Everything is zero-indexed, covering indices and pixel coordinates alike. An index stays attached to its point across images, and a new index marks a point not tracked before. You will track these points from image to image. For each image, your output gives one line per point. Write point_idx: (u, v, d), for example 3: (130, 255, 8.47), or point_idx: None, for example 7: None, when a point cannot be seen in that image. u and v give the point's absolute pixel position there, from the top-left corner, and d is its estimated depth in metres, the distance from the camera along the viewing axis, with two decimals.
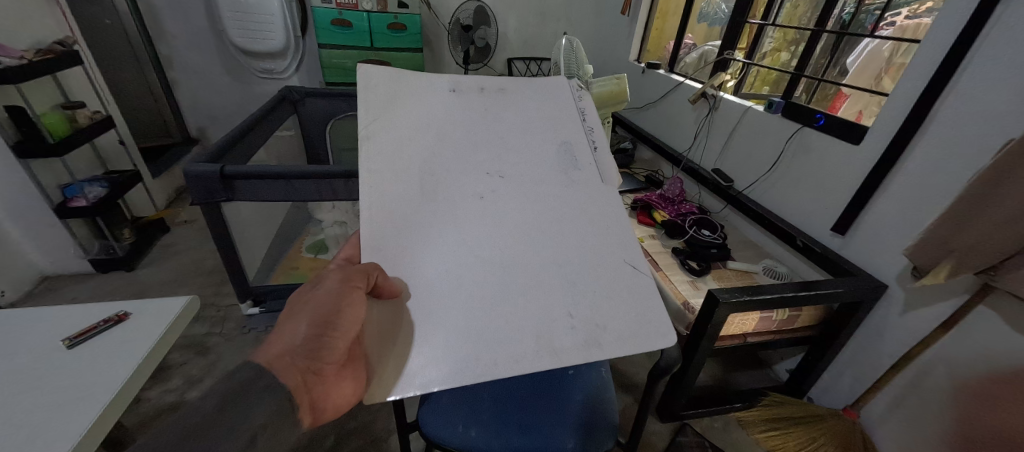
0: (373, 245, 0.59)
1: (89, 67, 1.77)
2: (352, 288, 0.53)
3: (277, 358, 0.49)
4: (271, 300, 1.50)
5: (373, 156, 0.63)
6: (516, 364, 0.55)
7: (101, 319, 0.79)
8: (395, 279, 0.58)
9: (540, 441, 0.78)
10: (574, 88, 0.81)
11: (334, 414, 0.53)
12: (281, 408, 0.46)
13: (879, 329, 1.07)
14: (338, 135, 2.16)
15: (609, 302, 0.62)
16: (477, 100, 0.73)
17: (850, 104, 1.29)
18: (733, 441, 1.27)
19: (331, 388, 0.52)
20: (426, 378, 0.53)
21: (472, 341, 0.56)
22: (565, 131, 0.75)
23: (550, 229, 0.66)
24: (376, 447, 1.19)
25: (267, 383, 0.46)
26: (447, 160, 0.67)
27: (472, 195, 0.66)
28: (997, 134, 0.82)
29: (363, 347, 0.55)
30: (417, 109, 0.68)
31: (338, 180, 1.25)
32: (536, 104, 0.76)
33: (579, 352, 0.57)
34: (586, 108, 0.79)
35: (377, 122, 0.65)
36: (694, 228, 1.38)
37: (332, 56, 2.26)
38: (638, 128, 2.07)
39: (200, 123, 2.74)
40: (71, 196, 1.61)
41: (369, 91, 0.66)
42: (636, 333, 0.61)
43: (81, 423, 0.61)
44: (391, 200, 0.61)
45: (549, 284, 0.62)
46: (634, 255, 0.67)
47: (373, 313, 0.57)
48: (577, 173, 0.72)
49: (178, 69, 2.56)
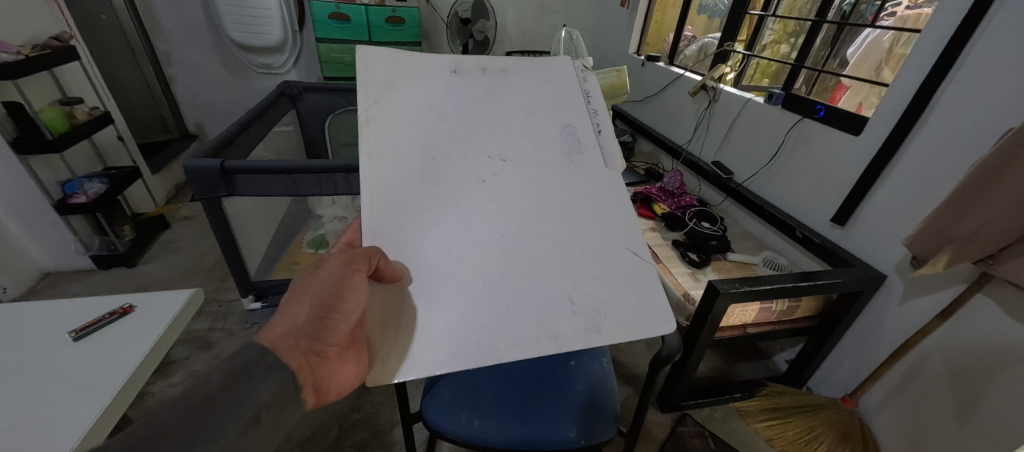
0: (375, 228, 0.59)
1: (87, 63, 1.76)
2: (353, 271, 0.53)
3: (280, 339, 0.49)
4: (272, 295, 1.51)
5: (373, 140, 0.62)
6: (516, 349, 0.57)
7: (106, 312, 0.80)
8: (397, 263, 0.59)
9: (542, 430, 0.79)
10: (579, 69, 0.79)
11: (337, 396, 0.53)
12: (285, 387, 0.45)
13: (878, 318, 1.08)
14: (337, 130, 2.16)
15: (610, 289, 0.63)
16: (479, 82, 0.72)
17: (850, 95, 1.31)
18: (733, 431, 1.27)
19: (334, 370, 0.52)
20: (427, 362, 0.54)
21: (474, 327, 0.57)
22: (569, 113, 0.74)
23: (552, 214, 0.66)
24: (379, 439, 1.20)
25: (272, 363, 0.45)
26: (449, 144, 0.66)
27: (473, 179, 0.66)
28: (997, 123, 0.82)
29: (366, 332, 0.56)
30: (418, 91, 0.67)
31: (338, 174, 1.25)
32: (539, 86, 0.75)
33: (579, 338, 0.59)
34: (592, 89, 0.77)
35: (377, 105, 0.64)
36: (694, 220, 1.39)
37: (329, 50, 2.23)
38: (637, 121, 2.07)
39: (198, 119, 2.73)
40: (71, 192, 1.61)
41: (368, 72, 0.65)
42: (637, 320, 0.62)
43: (89, 413, 0.62)
44: (393, 184, 0.61)
45: (550, 270, 0.62)
46: (636, 242, 0.68)
47: (374, 297, 0.57)
48: (579, 157, 0.71)
49: (176, 65, 2.55)
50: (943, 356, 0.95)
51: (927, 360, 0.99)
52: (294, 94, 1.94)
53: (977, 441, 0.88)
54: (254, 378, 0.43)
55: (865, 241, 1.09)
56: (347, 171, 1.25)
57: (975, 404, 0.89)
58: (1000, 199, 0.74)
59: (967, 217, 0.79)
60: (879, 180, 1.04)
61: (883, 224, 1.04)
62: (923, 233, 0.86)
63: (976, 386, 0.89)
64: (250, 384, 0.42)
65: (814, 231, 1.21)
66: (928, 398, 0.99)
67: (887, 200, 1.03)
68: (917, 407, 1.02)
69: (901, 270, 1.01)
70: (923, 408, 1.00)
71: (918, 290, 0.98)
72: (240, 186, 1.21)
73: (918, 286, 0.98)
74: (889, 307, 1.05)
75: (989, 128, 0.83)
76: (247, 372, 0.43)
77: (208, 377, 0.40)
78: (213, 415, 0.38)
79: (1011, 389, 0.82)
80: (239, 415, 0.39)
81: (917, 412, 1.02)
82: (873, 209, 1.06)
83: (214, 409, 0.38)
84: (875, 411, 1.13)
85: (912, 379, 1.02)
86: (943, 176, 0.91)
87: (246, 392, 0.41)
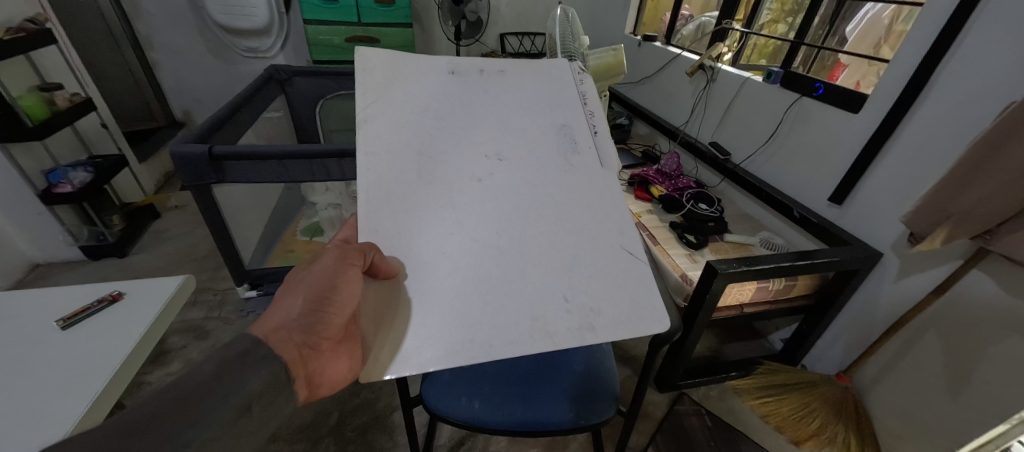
0: (370, 226, 0.59)
1: (65, 46, 1.69)
2: (348, 265, 0.52)
3: (273, 332, 0.47)
4: (269, 283, 1.49)
5: (371, 138, 0.63)
6: (508, 346, 0.56)
7: (95, 300, 0.78)
8: (392, 259, 0.58)
9: (540, 411, 0.80)
10: (574, 71, 0.79)
11: (329, 392, 0.51)
12: (275, 379, 0.43)
13: (872, 296, 1.09)
14: (329, 115, 2.11)
15: (604, 287, 0.62)
16: (475, 82, 0.73)
17: (850, 73, 1.28)
18: (731, 408, 1.29)
19: (326, 364, 0.50)
20: (420, 359, 0.53)
21: (467, 324, 0.57)
22: (565, 114, 0.74)
23: (547, 211, 0.66)
24: (380, 423, 1.20)
25: (264, 354, 0.44)
26: (445, 143, 0.67)
27: (469, 178, 0.65)
28: (996, 98, 0.81)
29: (359, 328, 0.54)
30: (415, 91, 0.68)
31: (331, 159, 1.23)
32: (535, 87, 0.75)
33: (573, 336, 0.58)
34: (587, 91, 0.78)
35: (374, 103, 0.64)
36: (691, 202, 1.39)
37: (318, 32, 2.16)
38: (633, 103, 2.05)
39: (185, 106, 2.67)
40: (55, 182, 1.57)
41: (366, 72, 0.66)
42: (631, 318, 0.61)
43: (82, 400, 0.61)
44: (389, 182, 0.61)
45: (544, 268, 0.62)
46: (631, 241, 0.67)
47: (369, 292, 0.56)
48: (575, 156, 0.71)
49: (160, 50, 2.47)
50: (937, 332, 0.96)
51: (920, 336, 1.00)
52: (283, 78, 1.89)
53: (968, 413, 0.90)
54: (246, 368, 0.42)
55: (863, 220, 1.09)
56: (341, 155, 1.22)
57: (966, 377, 0.90)
58: (999, 175, 0.74)
59: (967, 192, 0.78)
60: (877, 159, 1.04)
61: (880, 203, 1.04)
62: (921, 209, 0.85)
63: (969, 360, 0.90)
64: (242, 372, 0.41)
65: (811, 211, 1.21)
66: (920, 373, 1.01)
67: (884, 178, 1.03)
68: (910, 384, 1.03)
69: (897, 248, 1.02)
70: (917, 384, 1.02)
71: (913, 266, 0.99)
72: (230, 172, 1.18)
73: (914, 263, 0.98)
74: (885, 285, 1.06)
75: (989, 103, 0.82)
76: (239, 362, 0.42)
77: (205, 364, 0.40)
78: (206, 399, 0.37)
79: (1003, 362, 0.84)
80: (233, 403, 0.38)
81: (910, 387, 1.04)
82: (870, 187, 1.06)
83: (207, 393, 0.38)
84: (869, 387, 1.15)
85: (905, 355, 1.04)
86: (942, 152, 0.91)
87: (239, 380, 0.40)
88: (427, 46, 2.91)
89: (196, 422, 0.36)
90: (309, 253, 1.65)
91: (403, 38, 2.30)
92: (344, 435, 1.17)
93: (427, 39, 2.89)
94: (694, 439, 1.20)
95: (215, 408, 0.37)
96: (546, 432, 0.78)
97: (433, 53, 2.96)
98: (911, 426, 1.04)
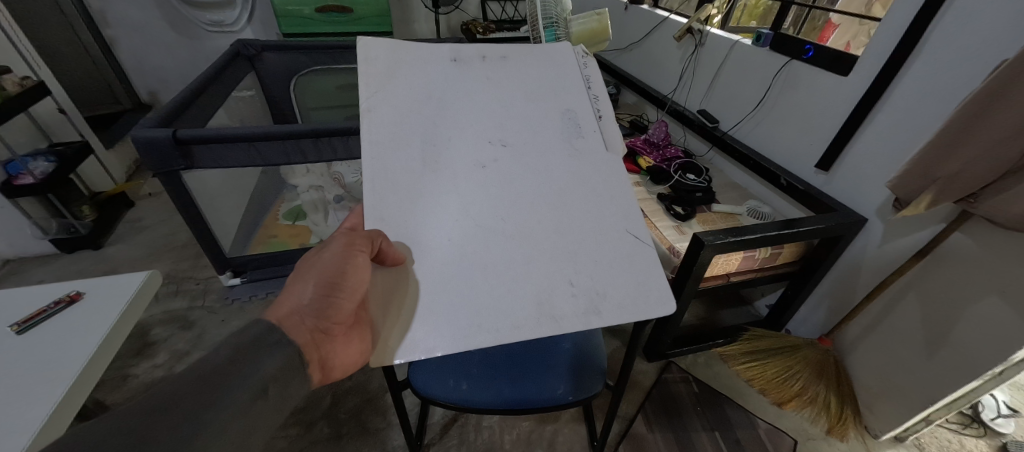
0: (376, 214, 0.57)
1: (9, 25, 1.56)
2: (354, 253, 0.51)
3: (286, 316, 0.48)
4: (252, 270, 1.52)
5: (374, 127, 0.60)
6: (516, 331, 0.55)
7: (50, 302, 0.75)
8: (398, 245, 0.56)
9: (530, 389, 0.80)
10: (578, 54, 0.74)
11: (342, 374, 0.52)
12: (290, 362, 0.45)
13: (857, 261, 1.11)
14: (303, 93, 2.03)
15: (609, 271, 0.61)
16: (479, 69, 0.69)
17: (839, 34, 1.20)
18: (717, 375, 1.34)
19: (338, 347, 0.51)
20: (429, 343, 0.52)
21: (473, 311, 0.55)
22: (569, 99, 0.70)
23: (553, 197, 0.63)
24: (372, 405, 1.21)
25: (278, 338, 0.45)
26: (449, 130, 0.63)
27: (473, 165, 0.63)
28: (985, 59, 0.79)
29: (368, 313, 0.54)
30: (418, 78, 0.64)
31: (306, 139, 1.17)
32: (540, 71, 0.71)
33: (578, 319, 0.57)
34: (592, 75, 0.73)
35: (376, 93, 0.61)
36: (679, 173, 1.38)
37: (286, 2, 2.00)
38: (620, 70, 1.98)
39: (150, 87, 2.53)
40: (14, 173, 1.48)
41: (368, 63, 0.62)
42: (638, 303, 0.60)
43: (48, 403, 0.60)
44: (393, 171, 0.59)
45: (549, 254, 0.60)
46: (636, 225, 0.65)
47: (375, 279, 0.55)
48: (579, 141, 0.68)
49: (115, 26, 2.31)
50: (918, 293, 0.97)
51: (901, 300, 1.01)
52: (251, 54, 1.79)
53: (942, 370, 0.94)
54: (249, 360, 0.42)
55: (849, 186, 1.09)
56: (316, 135, 1.16)
57: (943, 337, 0.93)
58: (985, 138, 0.73)
59: (954, 155, 0.77)
60: (865, 124, 1.02)
61: (866, 169, 1.04)
62: (906, 175, 0.85)
63: (948, 321, 0.92)
64: (243, 365, 0.42)
65: (798, 178, 1.20)
66: (899, 335, 1.03)
67: (870, 144, 1.02)
68: (891, 346, 1.06)
69: (881, 214, 1.03)
70: (894, 345, 1.05)
71: (896, 232, 1.00)
72: (199, 157, 1.13)
73: (898, 229, 0.99)
74: (868, 250, 1.08)
75: (976, 65, 0.80)
76: (244, 355, 0.43)
77: (194, 366, 0.40)
78: (207, 398, 0.38)
79: (979, 323, 0.86)
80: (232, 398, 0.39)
81: (888, 348, 1.07)
82: (857, 154, 1.05)
83: (223, 379, 0.40)
84: (851, 349, 1.17)
85: (885, 319, 1.06)
86: (928, 118, 0.89)
87: (252, 365, 0.42)
88: (404, 14, 2.75)
89: (189, 423, 0.36)
90: (293, 238, 1.63)
91: (376, 7, 2.15)
92: (339, 417, 1.18)
93: (403, 7, 2.73)
94: (682, 404, 1.25)
95: (228, 393, 0.39)
96: (537, 408, 0.78)
97: (410, 22, 2.80)
98: (888, 383, 1.08)
